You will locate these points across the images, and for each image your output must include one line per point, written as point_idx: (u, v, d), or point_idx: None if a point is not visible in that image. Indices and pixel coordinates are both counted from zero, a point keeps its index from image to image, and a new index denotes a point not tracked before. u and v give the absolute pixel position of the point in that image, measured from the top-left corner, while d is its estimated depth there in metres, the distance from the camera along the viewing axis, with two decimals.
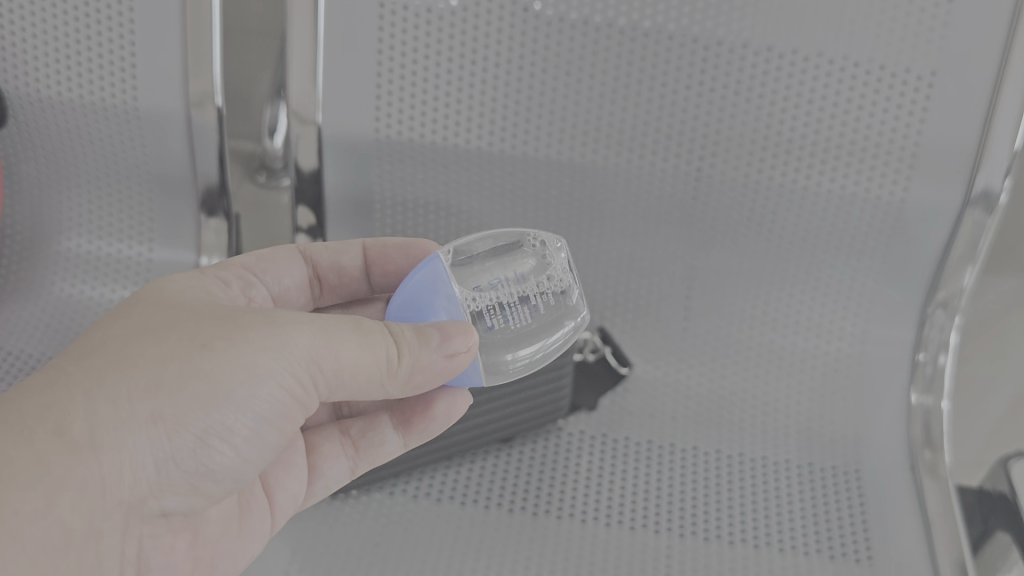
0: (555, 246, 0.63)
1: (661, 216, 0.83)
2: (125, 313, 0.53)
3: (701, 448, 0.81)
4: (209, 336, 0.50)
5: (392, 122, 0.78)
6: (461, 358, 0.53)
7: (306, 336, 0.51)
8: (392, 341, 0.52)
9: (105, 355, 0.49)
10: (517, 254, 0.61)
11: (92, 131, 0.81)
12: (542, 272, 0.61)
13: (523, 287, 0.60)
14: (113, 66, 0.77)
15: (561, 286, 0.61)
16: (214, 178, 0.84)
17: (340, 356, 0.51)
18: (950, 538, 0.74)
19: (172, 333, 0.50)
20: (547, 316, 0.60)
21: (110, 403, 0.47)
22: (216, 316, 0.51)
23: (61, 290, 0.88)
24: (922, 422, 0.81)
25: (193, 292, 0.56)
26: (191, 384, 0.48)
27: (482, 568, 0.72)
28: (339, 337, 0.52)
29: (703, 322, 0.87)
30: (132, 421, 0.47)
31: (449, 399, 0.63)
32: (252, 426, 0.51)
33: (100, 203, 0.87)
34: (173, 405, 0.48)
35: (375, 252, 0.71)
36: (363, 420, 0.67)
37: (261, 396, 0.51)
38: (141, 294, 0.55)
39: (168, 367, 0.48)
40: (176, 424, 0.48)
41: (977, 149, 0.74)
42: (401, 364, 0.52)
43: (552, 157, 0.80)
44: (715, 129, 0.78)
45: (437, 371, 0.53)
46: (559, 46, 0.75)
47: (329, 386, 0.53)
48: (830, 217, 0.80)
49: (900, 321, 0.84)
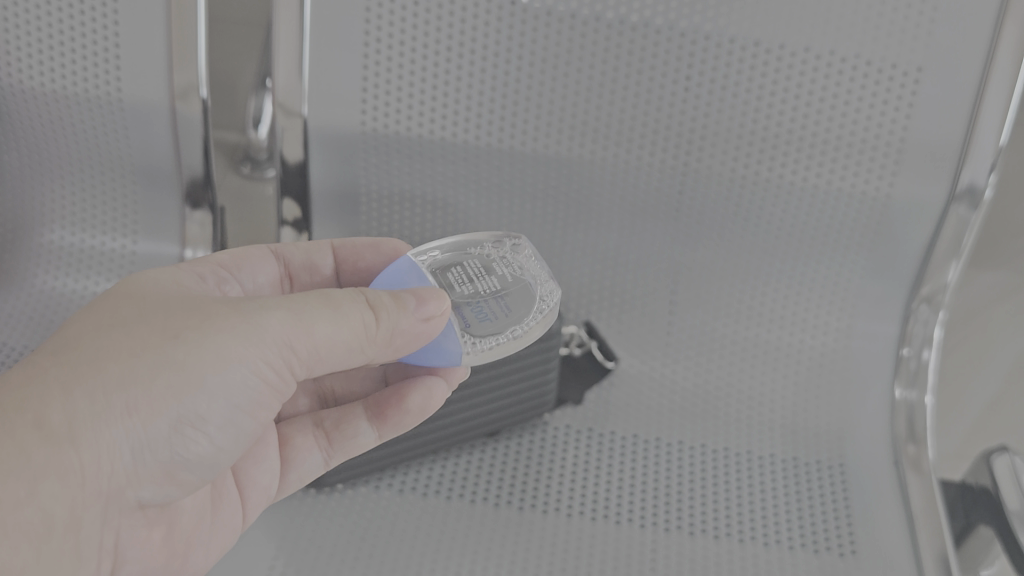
0: (521, 248, 0.67)
1: (648, 211, 0.83)
2: (99, 308, 0.52)
3: (687, 442, 0.81)
4: (182, 328, 0.49)
5: (378, 115, 0.78)
6: (437, 322, 0.54)
7: (279, 318, 0.50)
8: (367, 308, 0.52)
9: (80, 351, 0.48)
10: (481, 248, 0.66)
11: (74, 122, 0.80)
12: (506, 263, 0.65)
13: (490, 271, 0.64)
14: (96, 57, 0.76)
15: (525, 272, 0.65)
16: (198, 171, 0.83)
17: (313, 334, 0.51)
18: (934, 534, 0.74)
19: (146, 327, 0.49)
20: (514, 290, 0.63)
21: (86, 395, 0.47)
22: (187, 308, 0.51)
23: (43, 284, 0.87)
24: (906, 417, 0.81)
25: (166, 283, 0.56)
26: (165, 373, 0.48)
27: (468, 566, 0.71)
28: (312, 315, 0.51)
29: (689, 317, 0.87)
30: (108, 412, 0.47)
31: (422, 391, 0.63)
32: (225, 412, 0.51)
33: (82, 196, 0.86)
34: (147, 394, 0.48)
35: (346, 251, 0.71)
36: (340, 411, 0.67)
37: (233, 382, 0.50)
38: (116, 288, 0.54)
39: (142, 358, 0.48)
40: (151, 413, 0.48)
41: (962, 146, 0.74)
42: (379, 328, 0.52)
43: (539, 151, 0.80)
44: (701, 123, 0.78)
45: (414, 335, 0.54)
46: (547, 39, 0.75)
47: (303, 366, 0.52)
48: (817, 213, 0.80)
49: (886, 317, 0.84)
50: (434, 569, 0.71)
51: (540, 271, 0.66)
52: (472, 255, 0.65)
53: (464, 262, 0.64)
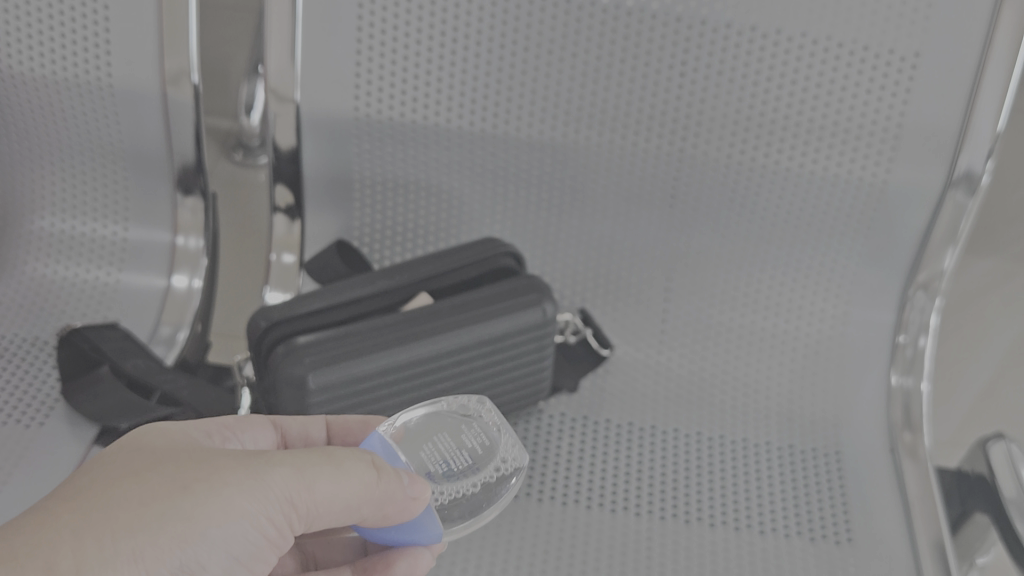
0: (483, 409, 0.61)
1: (643, 197, 0.82)
2: (102, 462, 0.48)
3: (682, 430, 0.81)
4: (189, 480, 0.45)
5: (371, 100, 0.77)
6: (415, 506, 0.51)
7: (284, 473, 0.46)
8: (370, 468, 0.49)
9: (86, 503, 0.44)
10: (446, 419, 0.60)
11: (65, 108, 0.80)
12: (476, 442, 0.60)
13: (463, 462, 0.58)
14: (86, 42, 0.76)
15: (496, 453, 0.60)
16: (190, 156, 0.83)
17: (314, 492, 0.47)
18: (929, 517, 0.74)
19: (154, 478, 0.45)
20: (487, 482, 0.58)
21: (91, 546, 0.42)
22: (193, 460, 0.47)
23: (33, 271, 0.86)
24: (902, 404, 0.81)
25: (171, 436, 0.52)
26: (171, 524, 0.44)
27: (462, 558, 0.70)
28: (315, 473, 0.47)
29: (684, 305, 0.86)
30: (113, 562, 0.42)
31: (408, 558, 0.55)
32: (223, 568, 0.46)
33: (72, 181, 0.85)
34: (152, 547, 0.43)
35: (337, 424, 0.63)
36: (323, 570, 0.59)
37: (236, 537, 0.46)
38: (118, 442, 0.50)
39: (148, 510, 0.44)
40: (155, 562, 0.43)
41: (959, 132, 0.74)
42: (379, 490, 0.49)
43: (534, 137, 0.79)
44: (697, 109, 0.77)
45: (401, 511, 0.51)
46: (542, 24, 0.74)
47: (303, 527, 0.48)
48: (813, 199, 0.80)
49: (882, 303, 0.83)
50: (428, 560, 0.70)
51: (509, 437, 0.61)
52: (442, 431, 0.59)
53: (438, 446, 0.58)
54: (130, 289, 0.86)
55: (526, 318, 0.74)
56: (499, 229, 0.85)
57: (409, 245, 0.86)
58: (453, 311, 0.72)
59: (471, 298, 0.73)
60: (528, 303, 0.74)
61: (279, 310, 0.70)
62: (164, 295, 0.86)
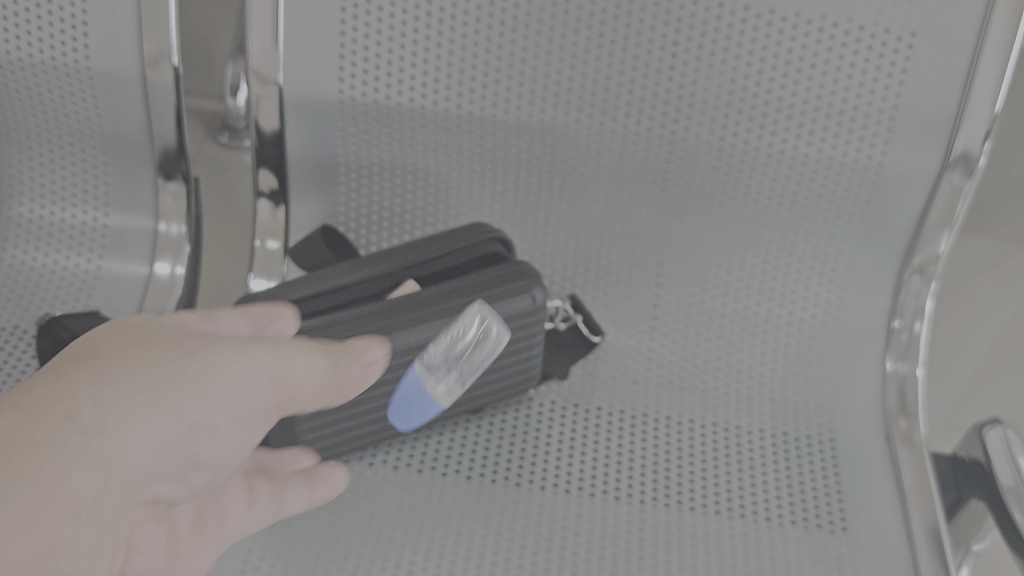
0: (487, 321, 0.71)
1: (634, 180, 0.81)
2: (89, 338, 0.48)
3: (674, 417, 0.80)
4: (186, 343, 0.48)
5: (355, 83, 0.76)
6: (377, 367, 0.60)
7: (267, 350, 0.51)
8: (327, 353, 0.55)
9: (92, 359, 0.45)
10: (458, 332, 0.70)
11: (43, 91, 0.78)
12: (477, 340, 0.70)
13: (469, 353, 0.70)
14: (63, 25, 0.74)
15: (490, 339, 0.71)
16: (171, 141, 0.81)
17: (291, 368, 0.52)
18: (924, 505, 0.72)
19: (156, 342, 0.47)
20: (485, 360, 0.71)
21: (114, 395, 0.43)
22: (175, 333, 0.49)
23: (11, 256, 0.84)
24: (897, 390, 0.79)
25: (144, 318, 0.53)
26: (180, 377, 0.46)
27: (447, 554, 0.69)
28: (290, 351, 0.52)
29: (675, 290, 0.85)
30: (133, 407, 0.43)
31: (363, 356, 0.59)
32: (227, 424, 0.50)
33: (52, 167, 0.83)
34: (167, 394, 0.45)
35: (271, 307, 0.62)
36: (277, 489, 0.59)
37: (241, 388, 0.49)
38: (105, 323, 0.50)
39: (157, 364, 0.46)
40: (173, 403, 0.45)
41: (956, 113, 0.72)
42: (338, 369, 0.56)
43: (523, 119, 0.78)
44: (689, 90, 0.75)
45: (362, 378, 0.59)
46: (530, 5, 0.72)
47: (277, 408, 0.53)
48: (807, 182, 0.78)
49: (877, 287, 0.82)
50: (415, 553, 0.69)
51: (497, 328, 0.71)
52: (454, 344, 0.69)
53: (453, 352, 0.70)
54: (111, 276, 0.84)
55: (516, 306, 0.72)
56: (487, 213, 0.84)
57: (396, 230, 0.85)
58: (442, 300, 0.70)
59: (461, 285, 0.71)
60: (517, 291, 0.72)
61: (262, 296, 0.69)
62: (146, 282, 0.84)
